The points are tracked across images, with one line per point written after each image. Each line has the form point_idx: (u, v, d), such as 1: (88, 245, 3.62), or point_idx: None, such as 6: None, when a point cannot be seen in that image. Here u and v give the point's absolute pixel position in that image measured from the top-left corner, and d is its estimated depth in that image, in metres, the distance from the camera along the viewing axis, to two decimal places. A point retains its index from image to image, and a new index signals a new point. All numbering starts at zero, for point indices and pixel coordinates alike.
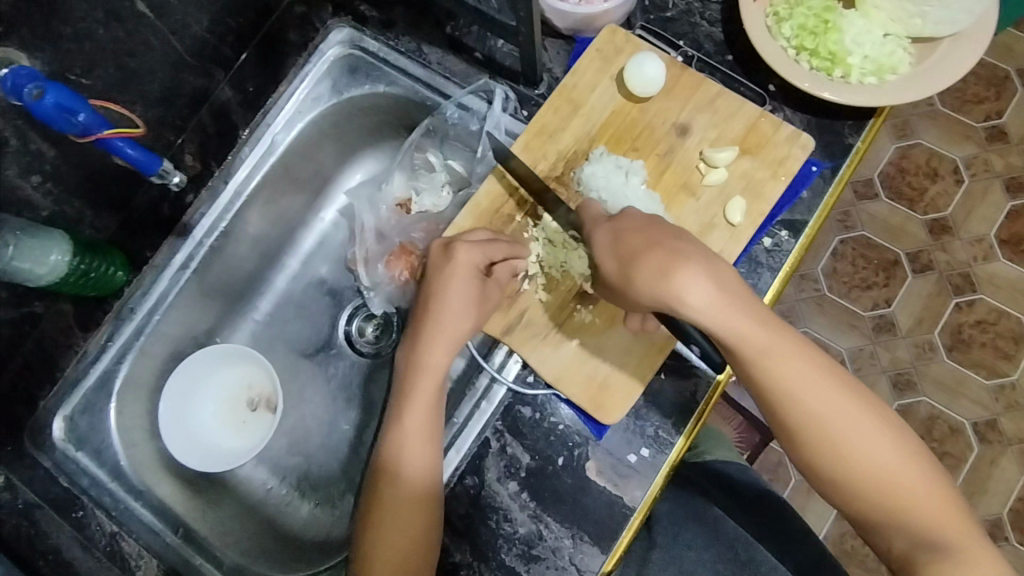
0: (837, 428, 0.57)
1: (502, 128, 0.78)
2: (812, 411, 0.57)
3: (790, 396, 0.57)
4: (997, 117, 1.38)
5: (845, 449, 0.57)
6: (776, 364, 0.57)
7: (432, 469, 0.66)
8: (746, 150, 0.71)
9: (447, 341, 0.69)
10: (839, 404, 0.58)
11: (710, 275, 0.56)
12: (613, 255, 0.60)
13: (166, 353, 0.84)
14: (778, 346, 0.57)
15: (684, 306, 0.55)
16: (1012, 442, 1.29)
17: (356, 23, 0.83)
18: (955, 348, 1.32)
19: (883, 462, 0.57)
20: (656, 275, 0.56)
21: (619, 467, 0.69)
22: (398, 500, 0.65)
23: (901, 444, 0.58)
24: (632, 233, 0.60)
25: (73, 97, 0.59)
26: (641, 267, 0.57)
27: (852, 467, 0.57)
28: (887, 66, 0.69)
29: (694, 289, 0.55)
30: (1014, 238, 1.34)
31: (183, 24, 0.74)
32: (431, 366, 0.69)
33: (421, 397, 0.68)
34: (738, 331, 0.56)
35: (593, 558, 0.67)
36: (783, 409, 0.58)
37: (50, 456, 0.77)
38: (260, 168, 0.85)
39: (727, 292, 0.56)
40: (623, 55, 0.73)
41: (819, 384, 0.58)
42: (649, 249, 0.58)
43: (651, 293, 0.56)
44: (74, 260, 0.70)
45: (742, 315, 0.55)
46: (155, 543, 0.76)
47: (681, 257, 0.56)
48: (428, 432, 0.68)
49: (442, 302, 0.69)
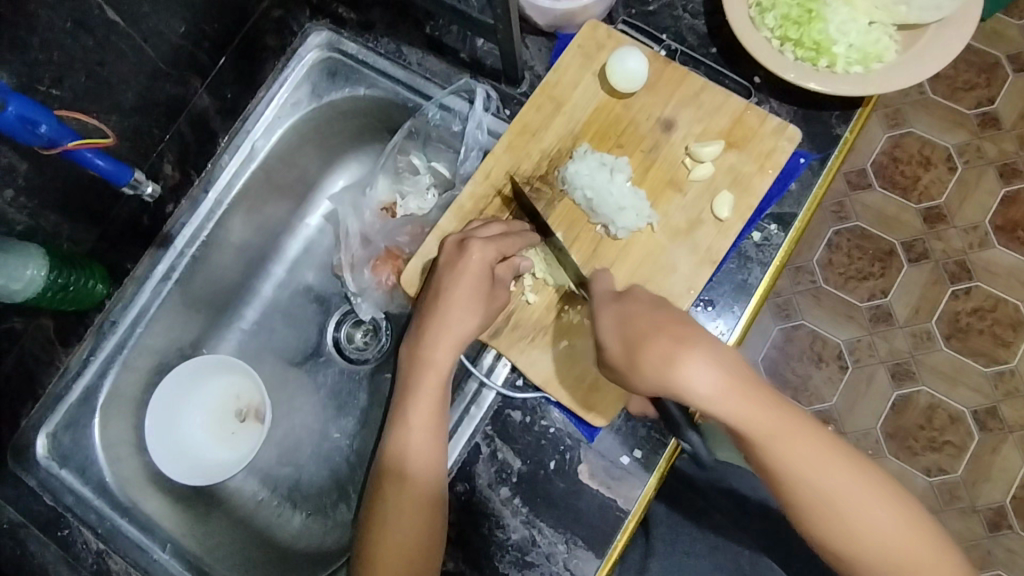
0: (856, 519, 0.52)
1: (484, 128, 0.77)
2: (827, 494, 0.52)
3: (806, 487, 0.52)
4: (988, 103, 1.36)
5: (866, 540, 0.52)
6: (789, 454, 0.52)
7: (437, 470, 0.64)
8: (732, 144, 0.70)
9: (451, 338, 0.66)
10: (859, 492, 0.52)
11: (718, 364, 0.52)
12: (619, 339, 0.57)
13: (151, 366, 0.83)
14: (789, 433, 0.52)
15: (690, 397, 0.52)
16: (1014, 429, 1.28)
17: (333, 26, 0.81)
18: (953, 336, 1.31)
19: (906, 553, 0.52)
20: (660, 365, 0.53)
21: (612, 469, 0.67)
22: (400, 502, 0.63)
23: (923, 531, 0.52)
24: (637, 316, 0.58)
25: (37, 108, 0.58)
26: (646, 351, 0.54)
27: (874, 560, 0.52)
28: (873, 54, 0.68)
29: (702, 382, 0.52)
30: (1009, 224, 1.33)
31: (156, 31, 0.72)
32: (435, 364, 0.66)
33: (426, 396, 0.66)
34: (747, 422, 0.52)
35: (587, 563, 0.66)
36: (799, 500, 0.52)
37: (35, 474, 0.75)
38: (240, 176, 0.83)
39: (736, 380, 0.52)
40: (605, 51, 0.72)
41: (834, 469, 0.52)
42: (654, 333, 0.55)
43: (657, 384, 0.54)
44: (52, 275, 0.69)
45: (749, 401, 0.52)
46: (143, 559, 0.74)
47: (686, 345, 0.53)
48: (434, 432, 0.65)
49: (448, 298, 0.65)
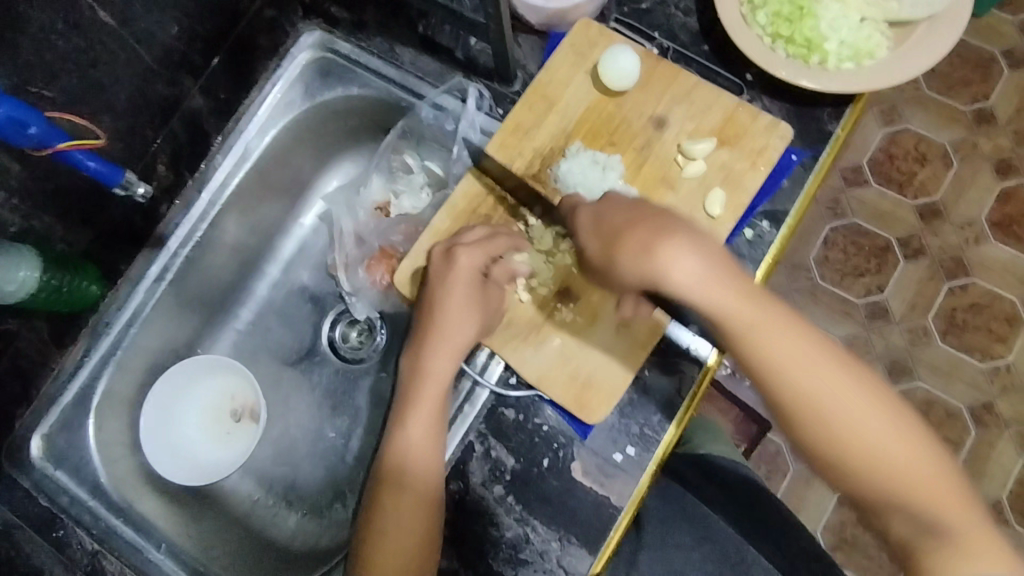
0: (831, 409, 0.53)
1: (477, 128, 0.77)
2: (806, 392, 0.53)
3: (778, 371, 0.53)
4: (983, 100, 1.37)
5: (837, 430, 0.53)
6: (762, 335, 0.53)
7: (436, 477, 0.65)
8: (724, 141, 0.70)
9: (451, 347, 0.66)
10: (832, 383, 0.53)
11: (704, 255, 0.53)
12: (595, 237, 0.59)
13: (145, 366, 0.83)
14: (765, 318, 0.53)
15: (669, 282, 0.54)
16: (1009, 425, 1.28)
17: (327, 26, 0.82)
18: (949, 332, 1.31)
19: (876, 445, 0.52)
20: (639, 254, 0.55)
21: (606, 467, 0.68)
22: (400, 510, 0.63)
23: (898, 427, 0.53)
24: (615, 212, 0.59)
25: (25, 109, 0.58)
26: (625, 244, 0.56)
27: (842, 451, 0.53)
28: (865, 50, 0.68)
29: (677, 266, 0.53)
30: (1004, 220, 1.33)
31: (148, 31, 0.72)
32: (436, 374, 0.67)
33: (426, 406, 0.66)
34: (725, 305, 0.53)
35: (581, 560, 0.66)
36: (769, 383, 0.54)
37: (29, 475, 0.75)
38: (234, 175, 0.84)
39: (712, 266, 0.53)
40: (597, 49, 0.72)
41: (811, 358, 0.53)
42: (632, 225, 0.56)
43: (637, 274, 0.55)
44: (44, 277, 0.69)
45: (730, 293, 0.53)
46: (138, 560, 0.74)
47: (665, 234, 0.55)
48: (434, 441, 0.66)
49: (443, 307, 0.66)
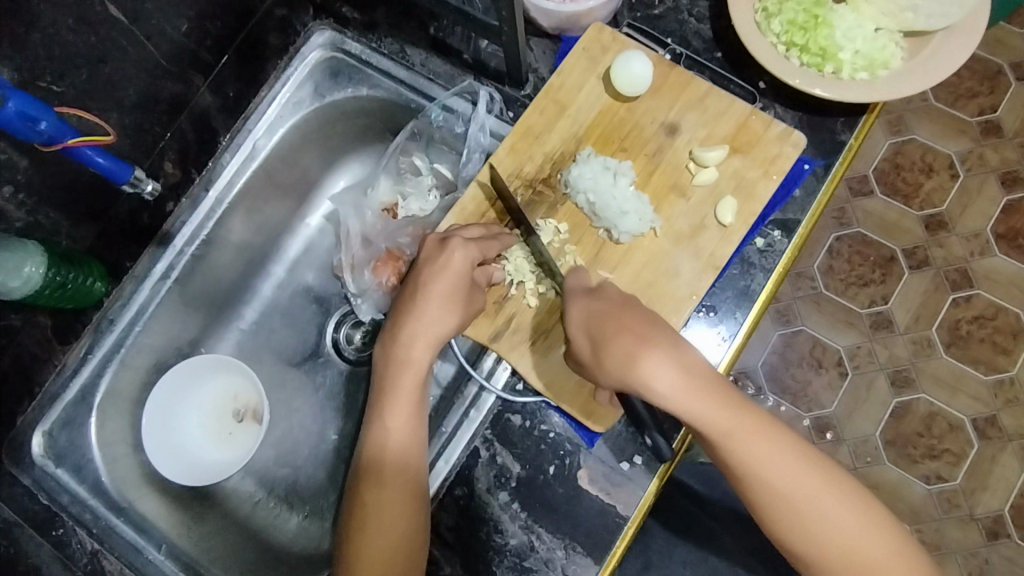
0: (816, 518, 0.53)
1: (487, 130, 0.76)
2: (792, 504, 0.53)
3: (761, 478, 0.53)
4: (991, 112, 1.36)
5: (826, 541, 0.53)
6: (745, 441, 0.53)
7: (417, 465, 0.64)
8: (736, 149, 0.69)
9: (427, 336, 0.67)
10: (817, 491, 0.53)
11: (679, 363, 0.54)
12: (585, 334, 0.60)
13: (148, 365, 0.82)
14: (749, 426, 0.53)
15: (650, 392, 0.54)
16: (1012, 438, 1.27)
17: (337, 26, 0.81)
18: (954, 344, 1.30)
19: (863, 552, 0.53)
20: (622, 363, 0.55)
21: (612, 475, 0.67)
22: (385, 500, 0.62)
23: (883, 540, 0.53)
24: (604, 316, 0.59)
25: (36, 105, 0.57)
26: (609, 352, 0.56)
27: (831, 563, 0.53)
28: (879, 60, 0.68)
29: (659, 376, 0.53)
30: (1011, 232, 1.33)
31: (159, 29, 0.72)
32: (413, 362, 0.67)
33: (403, 395, 0.66)
34: (706, 416, 0.53)
35: (586, 570, 0.65)
36: (750, 488, 0.54)
37: (29, 473, 0.75)
38: (241, 174, 0.83)
39: (692, 375, 0.53)
40: (609, 54, 0.71)
41: (794, 462, 0.53)
42: (618, 333, 0.57)
43: (621, 379, 0.56)
44: (49, 272, 0.69)
45: (708, 401, 0.53)
46: (138, 560, 0.74)
47: (646, 344, 0.55)
48: (413, 430, 0.66)
49: (423, 296, 0.67)
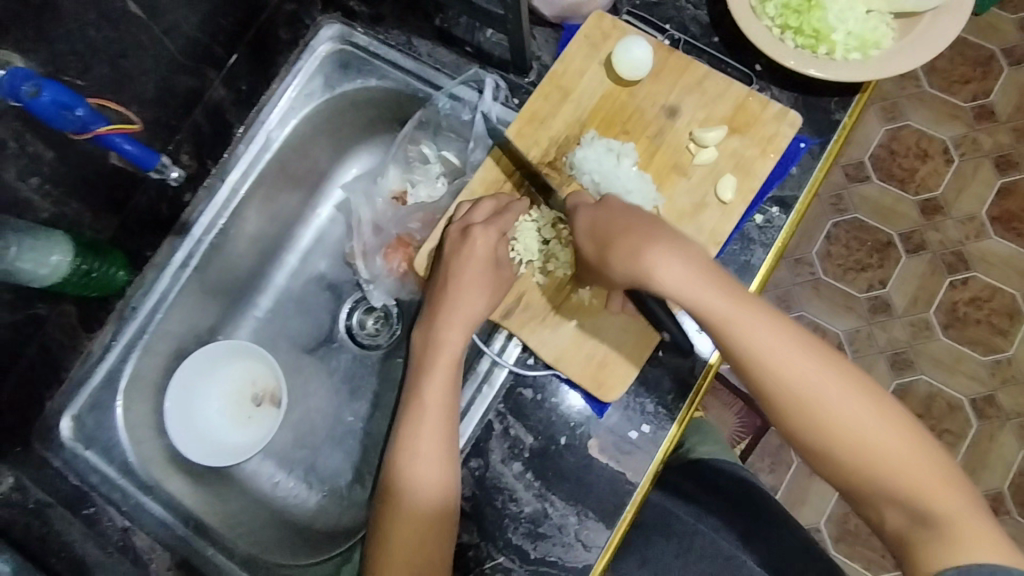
0: (815, 400, 0.55)
1: (493, 117, 0.79)
2: (791, 385, 0.56)
3: (758, 359, 0.56)
4: (984, 97, 1.39)
5: (817, 414, 0.56)
6: (744, 327, 0.55)
7: (449, 440, 0.67)
8: (735, 129, 0.72)
9: (462, 318, 0.70)
10: (809, 369, 0.56)
11: (680, 256, 0.57)
12: (590, 239, 0.62)
13: (169, 352, 0.85)
14: (749, 311, 0.56)
15: (654, 281, 0.57)
16: (1010, 417, 1.30)
17: (345, 19, 0.84)
18: (951, 325, 1.33)
19: (859, 431, 0.55)
20: (626, 255, 0.58)
21: (622, 444, 0.70)
22: (417, 469, 0.65)
23: (881, 419, 0.55)
24: (608, 216, 0.62)
25: (70, 94, 0.60)
26: (614, 246, 0.59)
27: (825, 435, 0.56)
28: (871, 40, 0.70)
29: (665, 268, 0.56)
30: (1005, 215, 1.36)
31: (176, 24, 0.75)
32: (448, 343, 0.70)
33: (439, 374, 0.69)
34: (703, 301, 0.56)
35: (598, 534, 0.69)
36: (755, 376, 0.57)
37: (59, 455, 0.78)
38: (256, 165, 0.86)
39: (694, 266, 0.56)
40: (611, 40, 0.74)
41: (789, 344, 0.56)
42: (621, 231, 0.59)
43: (627, 274, 0.59)
44: (76, 261, 0.71)
45: (705, 286, 0.56)
46: (167, 536, 0.77)
47: (651, 238, 0.58)
48: (446, 406, 0.68)
49: (456, 281, 0.70)
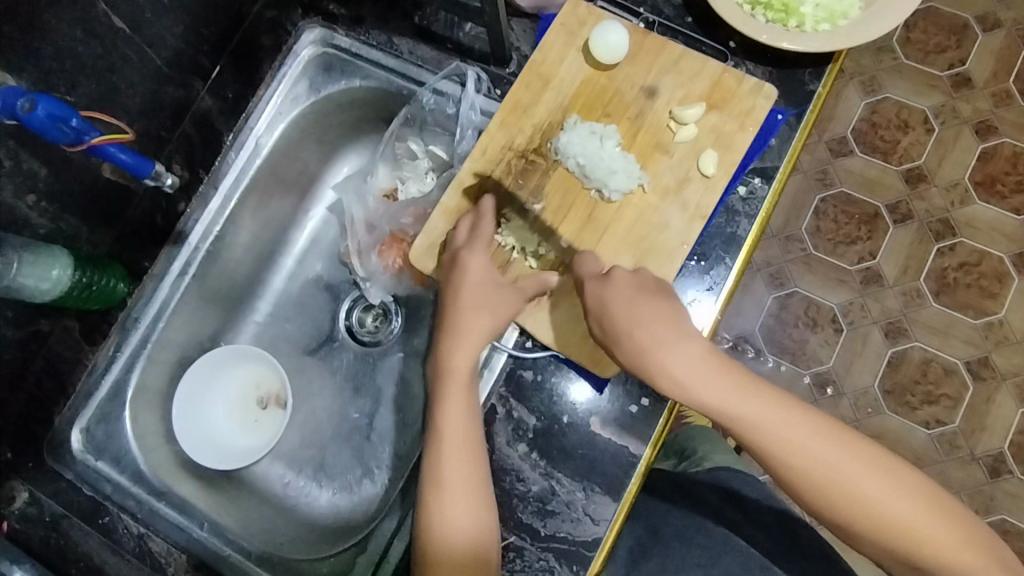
0: (838, 488, 0.56)
1: (477, 109, 0.81)
2: (814, 476, 0.56)
3: (780, 450, 0.56)
4: (960, 65, 1.41)
5: (842, 501, 0.56)
6: (759, 428, 0.57)
7: (477, 466, 0.64)
8: (713, 105, 0.74)
9: (471, 334, 0.67)
10: (827, 456, 0.56)
11: (691, 352, 0.59)
12: (598, 321, 0.64)
13: (173, 361, 0.86)
14: (763, 410, 0.57)
15: (666, 380, 0.59)
16: (1006, 377, 1.32)
17: (326, 23, 0.86)
18: (942, 292, 1.35)
19: (886, 508, 0.55)
20: (639, 351, 0.60)
21: (623, 419, 0.72)
22: (448, 502, 0.63)
23: (906, 494, 0.56)
24: (617, 303, 0.63)
25: (62, 105, 0.62)
26: (624, 341, 0.61)
27: (861, 525, 0.56)
28: (838, 12, 0.73)
29: (677, 366, 0.59)
30: (988, 179, 1.38)
31: (159, 36, 0.76)
32: (459, 365, 0.66)
33: (456, 397, 0.66)
34: (717, 404, 0.58)
35: (605, 507, 0.70)
36: (779, 472, 0.57)
37: (72, 468, 0.79)
38: (247, 171, 0.87)
39: (701, 360, 0.59)
40: (587, 27, 0.76)
41: (807, 437, 0.57)
42: (631, 324, 0.61)
43: (637, 368, 0.61)
44: (75, 274, 0.72)
45: (718, 389, 0.58)
46: (182, 539, 0.78)
47: (660, 332, 0.60)
48: (468, 430, 0.65)
49: (461, 302, 0.68)
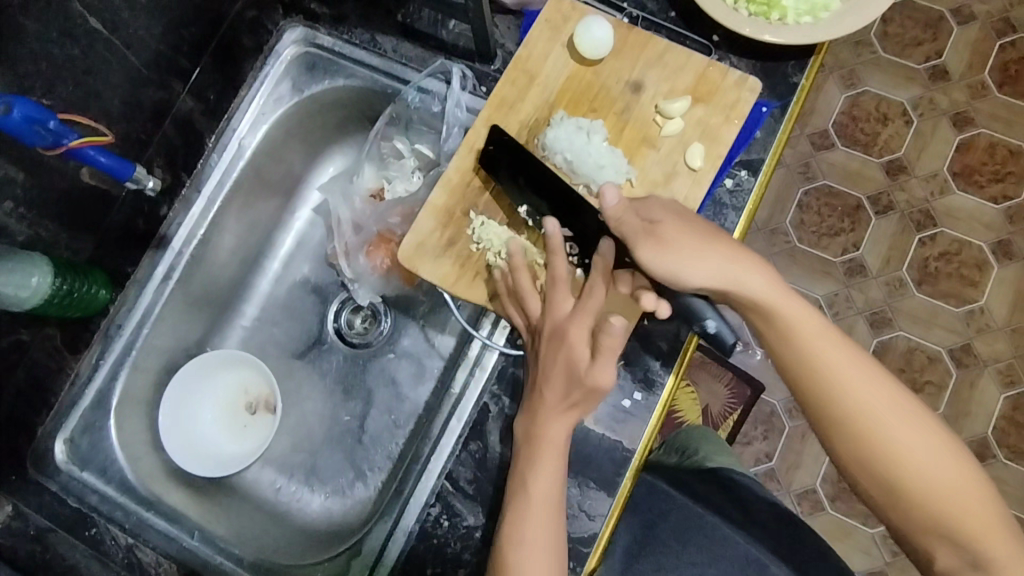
0: (882, 419, 0.60)
1: (463, 107, 0.81)
2: (863, 404, 0.61)
3: (833, 371, 0.61)
4: (936, 57, 1.43)
5: (880, 432, 0.60)
6: (821, 347, 0.62)
7: (556, 532, 0.64)
8: (698, 99, 0.74)
9: (570, 407, 0.65)
10: (877, 392, 0.61)
11: (771, 275, 0.63)
12: (682, 225, 0.63)
13: (158, 367, 0.85)
14: (828, 335, 0.62)
15: (745, 293, 0.63)
16: (988, 363, 1.35)
17: (308, 22, 0.85)
18: (924, 281, 1.37)
19: (920, 453, 0.59)
20: (722, 259, 0.62)
21: (617, 413, 0.72)
22: (527, 566, 0.62)
23: (942, 448, 0.60)
24: (698, 219, 0.65)
25: (39, 108, 0.60)
26: (707, 247, 0.62)
27: (892, 456, 0.60)
28: (820, 4, 0.73)
29: (755, 282, 0.63)
30: (966, 169, 1.40)
31: (138, 37, 0.75)
32: (552, 437, 0.65)
33: (548, 464, 0.64)
34: (789, 318, 0.62)
35: (600, 502, 0.70)
36: (831, 395, 0.61)
37: (56, 480, 0.77)
38: (229, 174, 0.86)
39: (780, 286, 0.63)
40: (571, 22, 0.76)
41: (863, 371, 0.61)
42: (715, 235, 0.64)
43: (717, 274, 0.62)
44: (56, 281, 0.71)
45: (791, 307, 0.63)
46: (172, 549, 0.77)
47: (745, 253, 0.64)
48: (555, 501, 0.64)
49: (548, 372, 0.65)
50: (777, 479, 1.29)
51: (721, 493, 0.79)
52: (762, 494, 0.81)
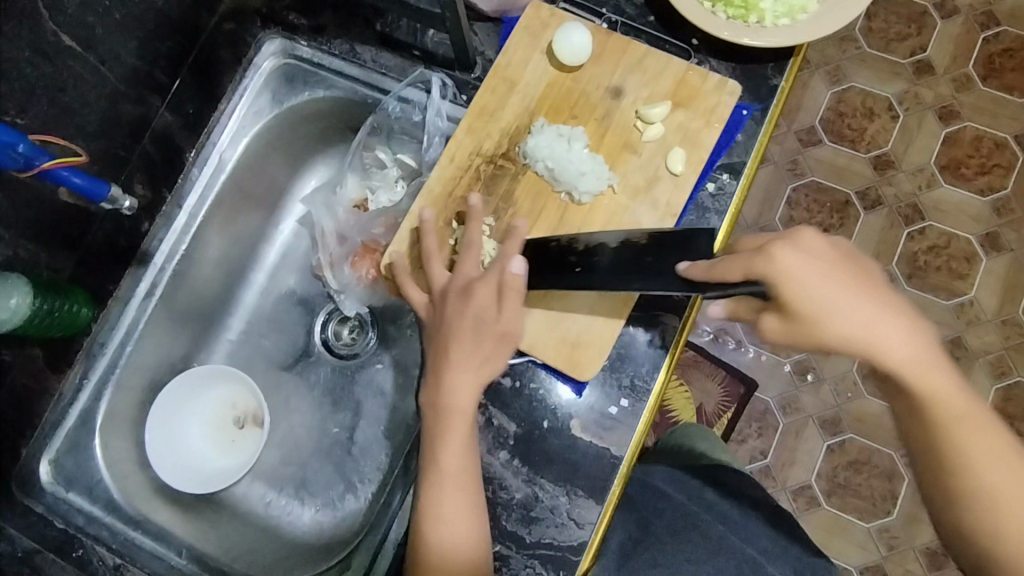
0: (1009, 507, 0.54)
1: (443, 115, 0.80)
2: (991, 488, 0.54)
3: (963, 453, 0.54)
4: (920, 52, 1.44)
5: (1009, 519, 0.54)
6: (963, 425, 0.54)
7: (473, 503, 0.64)
8: (678, 103, 0.74)
9: (475, 373, 0.65)
10: (1008, 474, 0.54)
11: (918, 339, 0.54)
12: (819, 283, 0.52)
13: (143, 384, 0.84)
14: (970, 412, 0.54)
15: (885, 361, 0.54)
16: (979, 355, 1.35)
17: (287, 33, 0.84)
18: (913, 275, 1.37)
19: None
20: (865, 324, 0.53)
21: (603, 420, 0.72)
22: (444, 538, 0.63)
23: None
24: (839, 269, 0.54)
25: (7, 130, 0.60)
26: (848, 309, 0.53)
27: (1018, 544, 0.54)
28: (797, 6, 0.73)
29: (902, 352, 0.53)
30: (953, 163, 1.41)
31: (113, 53, 0.74)
32: (460, 407, 0.65)
33: (454, 439, 0.64)
34: (931, 391, 0.54)
35: (589, 510, 0.70)
36: (952, 473, 0.55)
37: (42, 500, 0.77)
38: (211, 188, 0.85)
39: (930, 355, 0.54)
40: (550, 29, 0.75)
41: (996, 453, 0.55)
42: (860, 292, 0.54)
43: (858, 340, 0.53)
44: (36, 302, 0.70)
45: (935, 376, 0.54)
46: (161, 568, 0.77)
47: (893, 314, 0.54)
48: (469, 469, 0.64)
49: (455, 341, 0.66)
50: (772, 477, 1.29)
51: (713, 495, 0.78)
52: (753, 495, 0.81)
